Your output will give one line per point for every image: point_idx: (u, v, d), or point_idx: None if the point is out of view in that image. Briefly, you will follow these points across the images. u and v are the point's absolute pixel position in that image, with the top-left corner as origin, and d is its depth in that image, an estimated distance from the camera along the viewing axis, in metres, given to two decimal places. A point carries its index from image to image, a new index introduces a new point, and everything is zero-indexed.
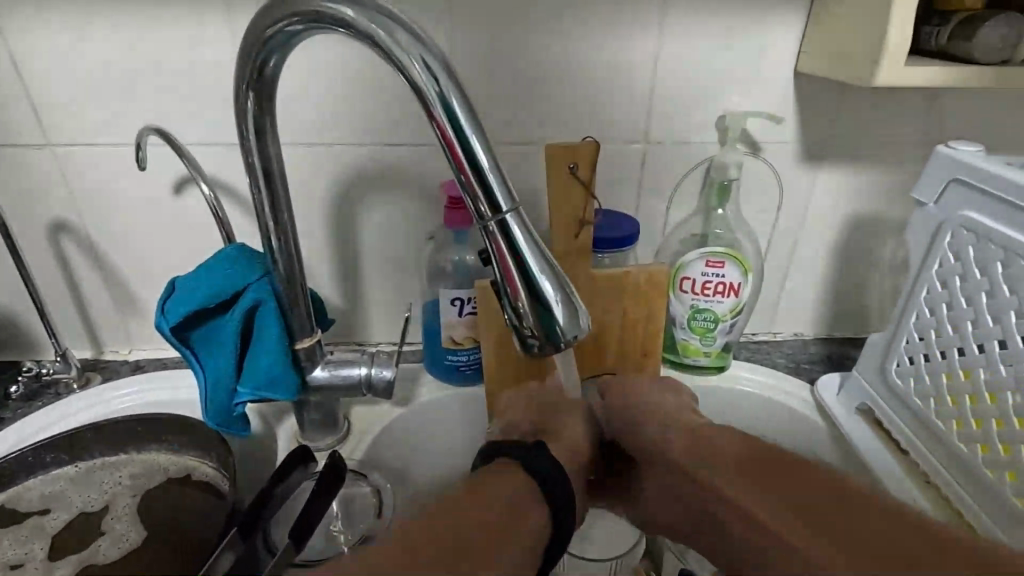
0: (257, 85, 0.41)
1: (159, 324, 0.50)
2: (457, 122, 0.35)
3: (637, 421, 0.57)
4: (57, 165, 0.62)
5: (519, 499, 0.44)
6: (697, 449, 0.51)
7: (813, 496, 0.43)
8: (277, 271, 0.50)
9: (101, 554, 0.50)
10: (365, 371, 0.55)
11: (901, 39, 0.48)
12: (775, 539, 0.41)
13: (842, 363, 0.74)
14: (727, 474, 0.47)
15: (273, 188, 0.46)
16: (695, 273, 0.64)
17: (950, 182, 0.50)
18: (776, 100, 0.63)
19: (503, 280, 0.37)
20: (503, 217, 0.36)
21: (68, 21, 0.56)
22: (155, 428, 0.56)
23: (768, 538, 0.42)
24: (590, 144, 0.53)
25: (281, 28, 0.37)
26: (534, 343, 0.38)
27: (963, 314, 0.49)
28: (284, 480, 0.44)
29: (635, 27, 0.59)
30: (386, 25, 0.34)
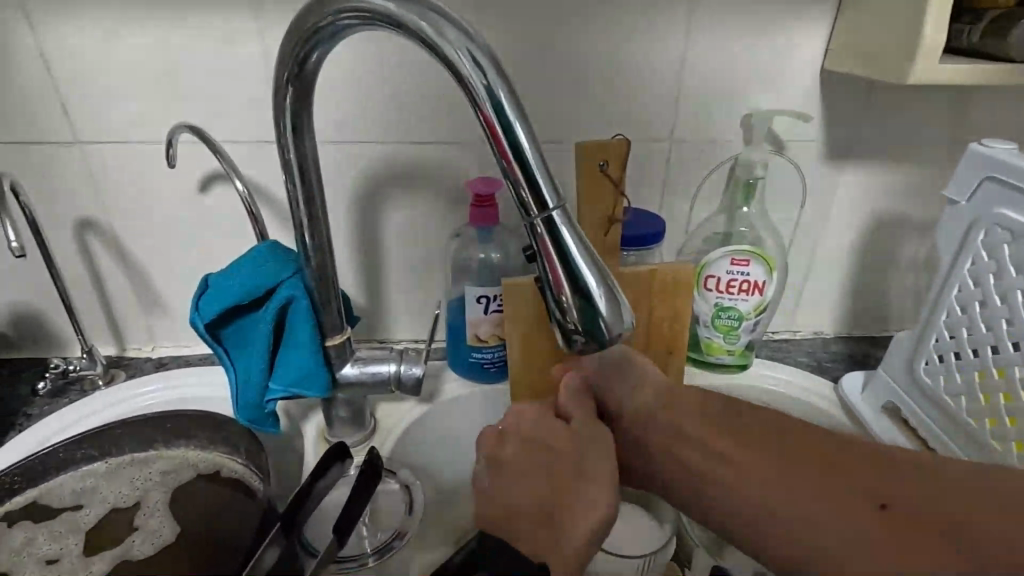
0: (298, 82, 0.41)
1: (193, 321, 0.50)
2: (506, 118, 0.35)
3: (606, 379, 0.53)
4: (85, 162, 0.62)
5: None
6: (670, 401, 0.50)
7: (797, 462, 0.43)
8: (311, 269, 0.50)
9: (135, 549, 0.50)
10: (394, 368, 0.56)
11: (935, 36, 0.48)
12: (750, 480, 0.43)
13: (864, 362, 0.74)
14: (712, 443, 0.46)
15: (310, 185, 0.46)
16: (720, 272, 0.64)
17: (984, 180, 0.50)
18: (802, 98, 0.63)
19: (547, 275, 0.37)
20: (549, 213, 0.36)
21: (98, 19, 0.56)
22: (185, 425, 0.57)
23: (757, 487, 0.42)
24: (621, 142, 0.53)
25: (327, 24, 0.37)
26: (577, 339, 0.38)
27: (998, 312, 0.49)
28: (322, 476, 0.44)
29: (663, 25, 0.59)
30: (435, 22, 0.34)
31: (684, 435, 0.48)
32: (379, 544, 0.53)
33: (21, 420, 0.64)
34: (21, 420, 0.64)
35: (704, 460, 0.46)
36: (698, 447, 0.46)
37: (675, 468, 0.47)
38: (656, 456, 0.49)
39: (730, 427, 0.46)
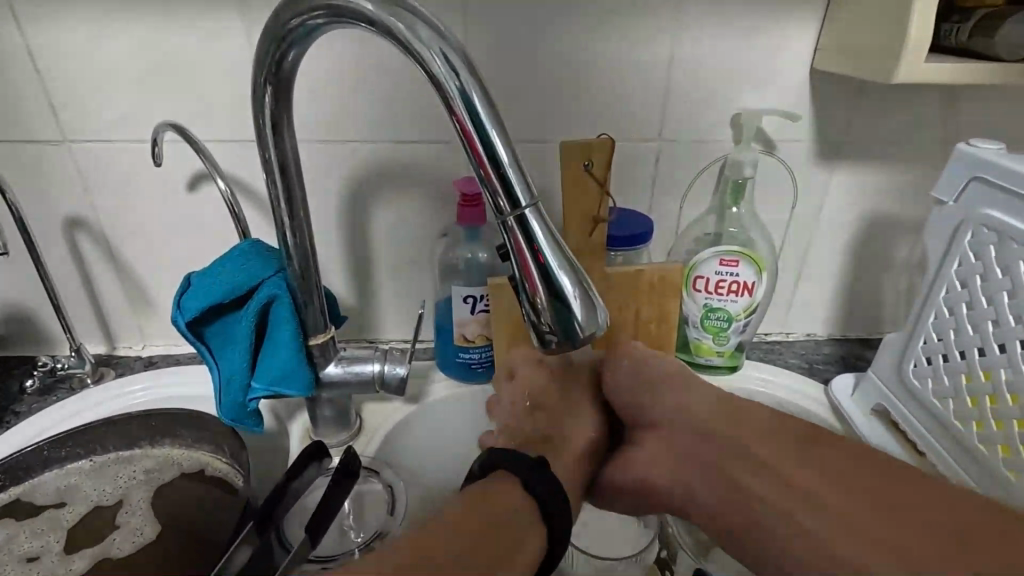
0: (275, 79, 0.41)
1: (175, 319, 0.50)
2: (477, 116, 0.35)
3: (639, 401, 0.56)
4: (73, 161, 0.62)
5: (519, 529, 0.41)
6: (723, 419, 0.51)
7: (833, 476, 0.44)
8: (292, 267, 0.50)
9: (115, 547, 0.50)
10: (378, 367, 0.55)
11: (921, 36, 0.48)
12: (812, 513, 0.43)
13: (856, 364, 0.73)
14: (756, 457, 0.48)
15: (288, 182, 0.46)
16: (708, 272, 0.63)
17: (971, 180, 0.49)
18: (792, 97, 0.63)
19: (521, 275, 0.37)
20: (522, 212, 0.36)
21: (86, 19, 0.56)
22: (169, 423, 0.57)
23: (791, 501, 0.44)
24: (605, 141, 0.52)
25: (301, 22, 0.37)
26: (552, 339, 0.38)
27: (985, 313, 0.48)
28: (298, 475, 0.45)
29: (650, 25, 0.59)
30: (405, 20, 0.34)
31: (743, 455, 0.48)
32: (362, 540, 0.53)
33: (9, 418, 0.64)
34: (9, 417, 0.64)
35: (763, 486, 0.46)
36: (762, 473, 0.46)
37: (725, 499, 0.47)
38: (699, 475, 0.50)
39: (795, 453, 0.47)
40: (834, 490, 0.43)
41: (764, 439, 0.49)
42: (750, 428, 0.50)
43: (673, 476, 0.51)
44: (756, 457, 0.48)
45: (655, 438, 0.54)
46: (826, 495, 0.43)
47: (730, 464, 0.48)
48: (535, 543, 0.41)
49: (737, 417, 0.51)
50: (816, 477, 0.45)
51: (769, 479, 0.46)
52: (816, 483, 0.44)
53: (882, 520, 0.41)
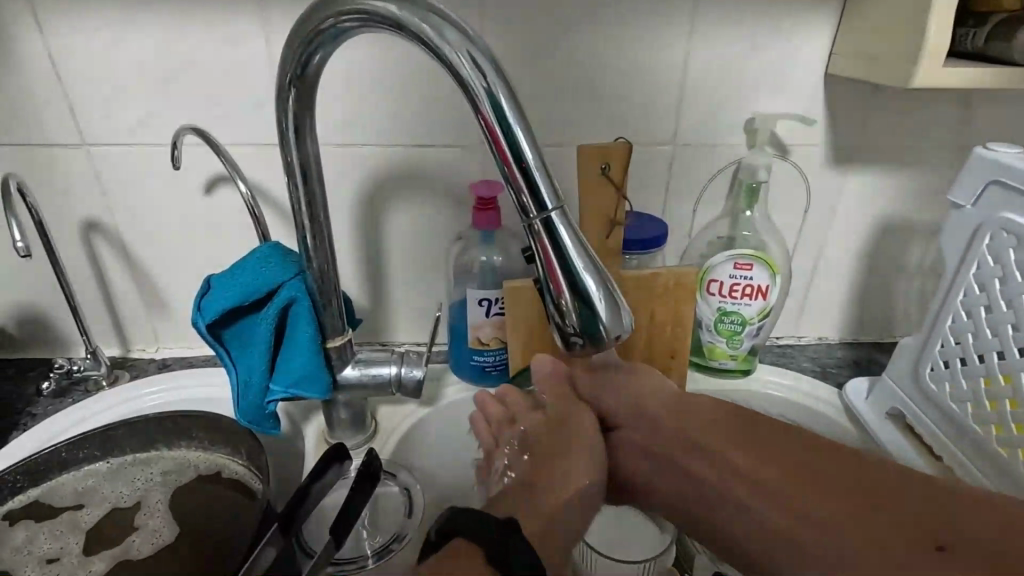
0: (300, 83, 0.41)
1: (195, 320, 0.50)
2: (505, 118, 0.35)
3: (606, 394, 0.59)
4: (91, 164, 0.63)
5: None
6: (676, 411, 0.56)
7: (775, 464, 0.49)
8: (312, 270, 0.50)
9: (135, 549, 0.50)
10: (394, 370, 0.56)
11: (939, 41, 0.48)
12: (761, 499, 0.49)
13: (869, 368, 0.73)
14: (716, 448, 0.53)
15: (310, 185, 0.46)
16: (723, 276, 0.63)
17: (989, 184, 0.49)
18: (806, 101, 0.63)
19: (546, 277, 0.37)
20: (548, 215, 0.36)
21: (107, 23, 0.57)
22: (185, 425, 0.57)
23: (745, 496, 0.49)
24: (622, 145, 0.53)
25: (329, 26, 0.38)
26: (576, 341, 0.38)
27: (1004, 317, 0.48)
28: (319, 477, 0.44)
29: (666, 29, 0.59)
30: (434, 23, 0.35)
31: (697, 451, 0.54)
32: (378, 547, 0.53)
33: (25, 420, 0.64)
34: (25, 419, 0.64)
35: (723, 484, 0.51)
36: (718, 469, 0.52)
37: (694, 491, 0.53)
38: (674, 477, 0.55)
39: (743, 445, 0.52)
40: (781, 480, 0.48)
41: (710, 430, 0.54)
42: (702, 423, 0.54)
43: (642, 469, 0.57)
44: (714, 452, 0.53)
45: (627, 434, 0.58)
46: (787, 493, 0.47)
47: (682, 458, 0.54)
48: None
49: (689, 410, 0.56)
50: (761, 466, 0.50)
51: (732, 478, 0.51)
52: (762, 470, 0.50)
53: (826, 504, 0.45)
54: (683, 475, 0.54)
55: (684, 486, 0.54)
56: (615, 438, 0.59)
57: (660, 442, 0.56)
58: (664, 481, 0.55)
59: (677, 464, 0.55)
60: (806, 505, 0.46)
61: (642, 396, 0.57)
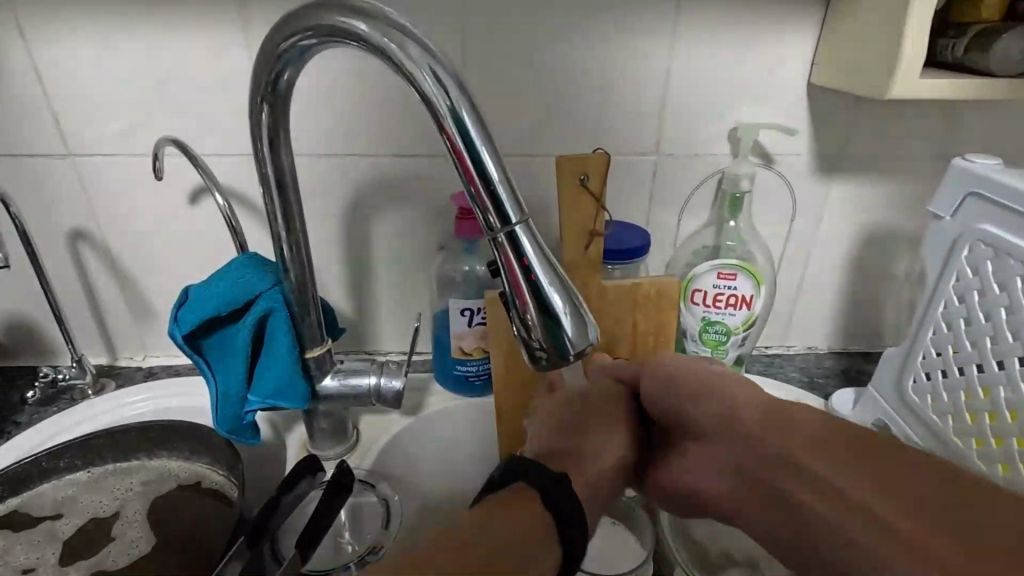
0: (271, 97, 0.42)
1: (172, 332, 0.51)
2: (467, 133, 0.35)
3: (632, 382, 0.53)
4: (77, 174, 0.63)
5: (536, 537, 0.40)
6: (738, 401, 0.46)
7: (839, 445, 0.40)
8: (288, 281, 0.50)
9: (110, 560, 0.50)
10: (373, 380, 0.56)
11: (916, 52, 0.48)
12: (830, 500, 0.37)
13: (857, 379, 0.73)
14: (775, 434, 0.42)
15: (285, 198, 0.46)
16: (706, 286, 0.63)
17: (967, 197, 0.49)
18: (789, 112, 0.63)
19: (512, 290, 0.37)
20: (512, 229, 0.36)
21: (91, 36, 0.57)
22: (166, 435, 0.57)
23: (817, 491, 0.38)
24: (601, 155, 0.53)
25: (296, 42, 0.38)
26: (542, 356, 0.38)
27: (982, 329, 0.48)
28: (291, 488, 0.45)
29: (647, 39, 0.59)
30: (397, 39, 0.35)
31: (789, 467, 0.40)
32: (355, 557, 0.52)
33: (10, 428, 0.64)
34: (9, 428, 0.64)
35: (824, 508, 0.37)
36: (827, 496, 0.38)
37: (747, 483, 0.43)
38: (771, 506, 0.41)
39: (831, 451, 0.39)
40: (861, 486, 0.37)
41: (818, 449, 0.40)
42: (780, 421, 0.43)
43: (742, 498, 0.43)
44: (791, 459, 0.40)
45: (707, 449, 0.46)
46: (836, 477, 0.38)
47: (805, 492, 0.39)
48: (549, 553, 0.40)
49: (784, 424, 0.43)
50: (862, 488, 0.37)
51: (824, 498, 0.38)
52: (864, 493, 0.37)
53: (895, 510, 0.35)
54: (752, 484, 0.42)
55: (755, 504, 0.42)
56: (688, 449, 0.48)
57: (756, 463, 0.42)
58: (759, 505, 0.42)
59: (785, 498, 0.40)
60: (906, 529, 0.34)
61: (716, 392, 0.47)
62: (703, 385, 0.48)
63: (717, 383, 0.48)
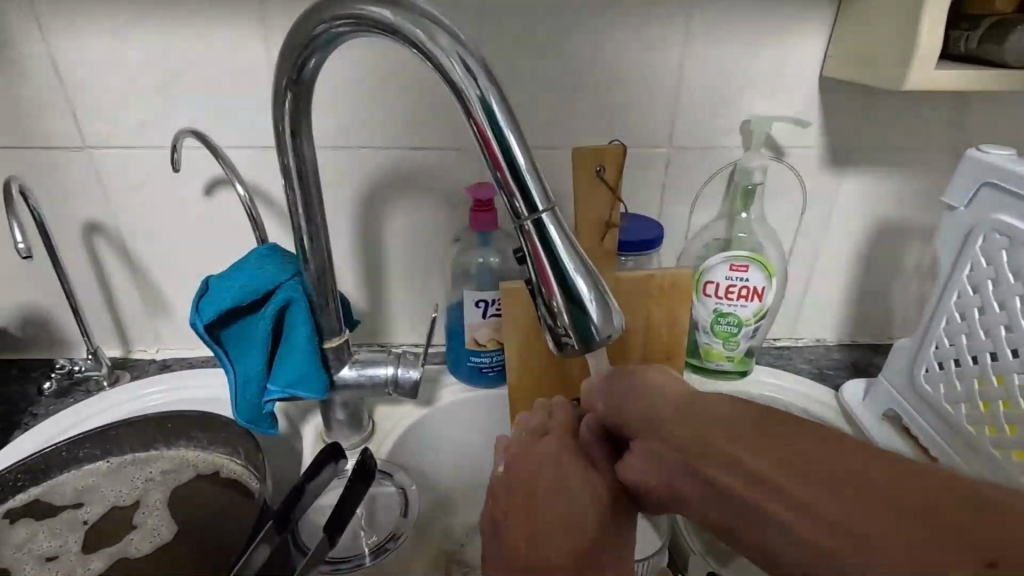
0: (296, 86, 0.42)
1: (193, 321, 0.51)
2: (496, 122, 0.35)
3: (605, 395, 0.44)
4: (92, 166, 0.64)
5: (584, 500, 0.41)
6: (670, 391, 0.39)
7: (761, 419, 0.32)
8: (309, 271, 0.51)
9: (133, 547, 0.51)
10: (391, 371, 0.56)
11: (932, 43, 0.48)
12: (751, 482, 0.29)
13: (866, 370, 0.74)
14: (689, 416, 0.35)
15: (308, 188, 0.47)
16: (718, 277, 0.64)
17: (982, 186, 0.50)
18: (801, 104, 0.63)
19: (538, 278, 0.38)
20: (538, 216, 0.36)
21: (108, 27, 0.57)
22: (185, 425, 0.57)
23: (734, 470, 0.30)
24: (617, 147, 0.53)
25: (324, 31, 0.38)
26: (568, 342, 0.38)
27: (997, 318, 0.48)
28: (315, 475, 0.45)
29: (661, 31, 0.59)
30: (428, 29, 0.35)
31: (701, 443, 0.33)
32: (373, 546, 0.53)
33: (27, 419, 0.65)
34: (26, 419, 0.65)
35: (732, 481, 0.30)
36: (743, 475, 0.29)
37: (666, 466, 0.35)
38: (688, 482, 0.33)
39: (753, 423, 0.32)
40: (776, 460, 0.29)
41: (721, 420, 0.33)
42: (694, 402, 0.36)
43: (671, 484, 0.34)
44: (701, 438, 0.33)
45: (637, 437, 0.38)
46: (753, 456, 0.30)
47: (724, 474, 0.31)
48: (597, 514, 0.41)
49: (700, 410, 0.35)
50: (772, 460, 0.29)
51: (742, 475, 0.30)
52: (764, 463, 0.29)
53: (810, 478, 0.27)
54: (676, 469, 0.34)
55: (688, 492, 0.33)
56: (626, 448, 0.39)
57: (668, 441, 0.35)
58: (692, 492, 0.33)
59: (710, 484, 0.31)
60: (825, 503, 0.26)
61: (646, 387, 0.41)
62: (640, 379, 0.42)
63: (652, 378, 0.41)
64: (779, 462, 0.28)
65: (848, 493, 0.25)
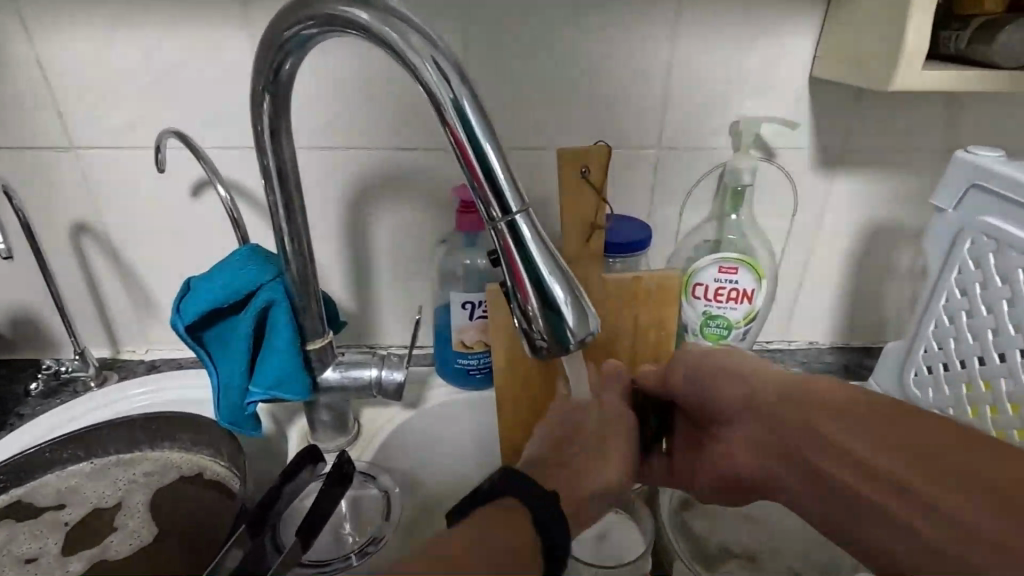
0: (273, 87, 0.42)
1: (174, 322, 0.51)
2: (468, 123, 0.35)
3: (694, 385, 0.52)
4: (79, 167, 0.64)
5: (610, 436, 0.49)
6: (768, 381, 0.47)
7: (858, 417, 0.41)
8: (290, 272, 0.50)
9: (112, 549, 0.50)
10: (375, 373, 0.56)
11: (918, 44, 0.48)
12: (863, 478, 0.39)
13: (858, 373, 0.73)
14: (793, 410, 0.45)
15: (287, 189, 0.46)
16: (707, 279, 0.63)
17: (969, 189, 0.49)
18: (791, 105, 0.63)
19: (512, 281, 0.37)
20: (512, 218, 0.36)
21: (94, 28, 0.57)
22: (169, 426, 0.57)
23: (839, 467, 0.40)
24: (601, 148, 0.53)
25: (297, 32, 0.38)
26: (544, 346, 0.38)
27: (985, 322, 0.48)
28: (292, 478, 0.45)
29: (649, 32, 0.59)
30: (400, 29, 0.35)
31: (815, 439, 0.42)
32: (357, 547, 0.53)
33: (14, 420, 0.65)
34: (13, 420, 0.65)
35: (841, 474, 0.40)
36: (849, 464, 0.40)
37: (774, 456, 0.46)
38: (797, 470, 0.44)
39: (853, 421, 0.41)
40: (883, 454, 0.39)
41: (828, 417, 0.42)
42: (797, 395, 0.45)
43: (776, 471, 0.45)
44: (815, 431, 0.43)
45: (735, 430, 0.49)
46: (860, 452, 0.40)
47: (830, 465, 0.41)
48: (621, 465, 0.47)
49: (801, 403, 0.44)
50: (884, 458, 0.39)
51: (846, 464, 0.40)
52: (881, 461, 0.39)
53: (930, 469, 0.37)
54: (775, 457, 0.45)
55: (796, 479, 0.44)
56: (726, 434, 0.50)
57: (781, 434, 0.45)
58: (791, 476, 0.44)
59: (811, 471, 0.42)
60: (965, 479, 0.35)
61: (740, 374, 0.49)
62: (727, 367, 0.50)
63: (739, 363, 0.50)
64: (862, 446, 0.40)
65: (941, 484, 0.36)
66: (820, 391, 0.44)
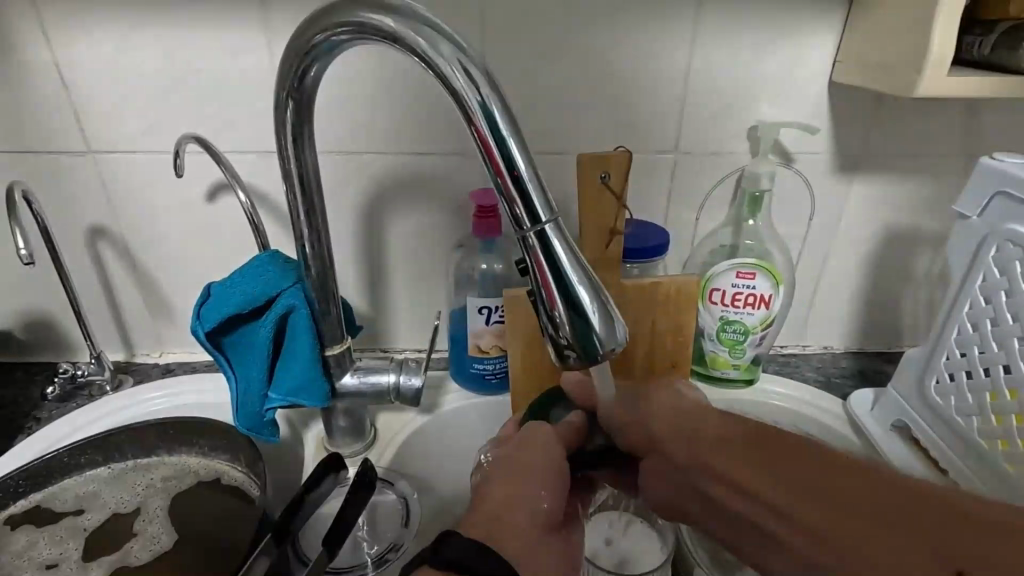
0: (297, 94, 0.42)
1: (194, 329, 0.51)
2: (498, 130, 0.35)
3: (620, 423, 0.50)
4: (96, 171, 0.64)
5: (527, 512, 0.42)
6: (675, 424, 0.47)
7: (758, 456, 0.41)
8: (310, 278, 0.50)
9: (133, 555, 0.50)
10: (393, 378, 0.56)
11: (943, 49, 0.47)
12: (777, 519, 0.39)
13: (874, 379, 0.72)
14: (701, 453, 0.44)
15: (309, 196, 0.46)
16: (725, 285, 0.63)
17: (995, 196, 0.49)
18: (810, 110, 0.62)
19: (540, 290, 0.37)
20: (541, 227, 0.36)
21: (113, 33, 0.57)
22: (186, 431, 0.57)
23: (746, 506, 0.41)
24: (622, 154, 0.53)
25: (324, 39, 0.38)
26: (571, 355, 0.38)
27: (1010, 331, 0.47)
28: (314, 487, 0.45)
29: (669, 36, 0.59)
30: (429, 37, 0.35)
31: (724, 482, 0.42)
32: (375, 555, 0.53)
33: (30, 424, 0.65)
34: (29, 424, 0.65)
35: (754, 514, 0.41)
36: (751, 501, 0.41)
37: (695, 498, 0.45)
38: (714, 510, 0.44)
39: (756, 460, 0.41)
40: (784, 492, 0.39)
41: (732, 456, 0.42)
42: (697, 434, 0.45)
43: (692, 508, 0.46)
44: (719, 473, 0.43)
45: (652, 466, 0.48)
46: (763, 490, 0.40)
47: (718, 491, 0.43)
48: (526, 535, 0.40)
49: (704, 440, 0.45)
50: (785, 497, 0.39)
51: (733, 494, 0.42)
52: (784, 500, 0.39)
53: (802, 504, 0.38)
54: (693, 498, 0.45)
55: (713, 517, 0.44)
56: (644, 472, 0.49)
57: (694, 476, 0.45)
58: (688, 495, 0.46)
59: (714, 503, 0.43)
60: (821, 516, 0.37)
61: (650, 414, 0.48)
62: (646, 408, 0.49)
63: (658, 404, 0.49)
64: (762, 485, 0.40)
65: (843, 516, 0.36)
66: (718, 434, 0.44)
